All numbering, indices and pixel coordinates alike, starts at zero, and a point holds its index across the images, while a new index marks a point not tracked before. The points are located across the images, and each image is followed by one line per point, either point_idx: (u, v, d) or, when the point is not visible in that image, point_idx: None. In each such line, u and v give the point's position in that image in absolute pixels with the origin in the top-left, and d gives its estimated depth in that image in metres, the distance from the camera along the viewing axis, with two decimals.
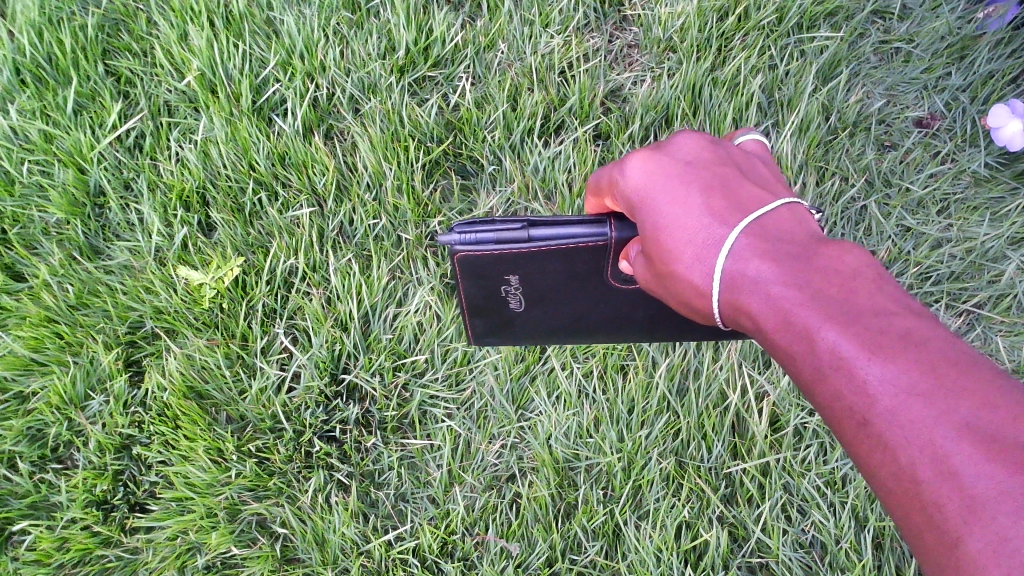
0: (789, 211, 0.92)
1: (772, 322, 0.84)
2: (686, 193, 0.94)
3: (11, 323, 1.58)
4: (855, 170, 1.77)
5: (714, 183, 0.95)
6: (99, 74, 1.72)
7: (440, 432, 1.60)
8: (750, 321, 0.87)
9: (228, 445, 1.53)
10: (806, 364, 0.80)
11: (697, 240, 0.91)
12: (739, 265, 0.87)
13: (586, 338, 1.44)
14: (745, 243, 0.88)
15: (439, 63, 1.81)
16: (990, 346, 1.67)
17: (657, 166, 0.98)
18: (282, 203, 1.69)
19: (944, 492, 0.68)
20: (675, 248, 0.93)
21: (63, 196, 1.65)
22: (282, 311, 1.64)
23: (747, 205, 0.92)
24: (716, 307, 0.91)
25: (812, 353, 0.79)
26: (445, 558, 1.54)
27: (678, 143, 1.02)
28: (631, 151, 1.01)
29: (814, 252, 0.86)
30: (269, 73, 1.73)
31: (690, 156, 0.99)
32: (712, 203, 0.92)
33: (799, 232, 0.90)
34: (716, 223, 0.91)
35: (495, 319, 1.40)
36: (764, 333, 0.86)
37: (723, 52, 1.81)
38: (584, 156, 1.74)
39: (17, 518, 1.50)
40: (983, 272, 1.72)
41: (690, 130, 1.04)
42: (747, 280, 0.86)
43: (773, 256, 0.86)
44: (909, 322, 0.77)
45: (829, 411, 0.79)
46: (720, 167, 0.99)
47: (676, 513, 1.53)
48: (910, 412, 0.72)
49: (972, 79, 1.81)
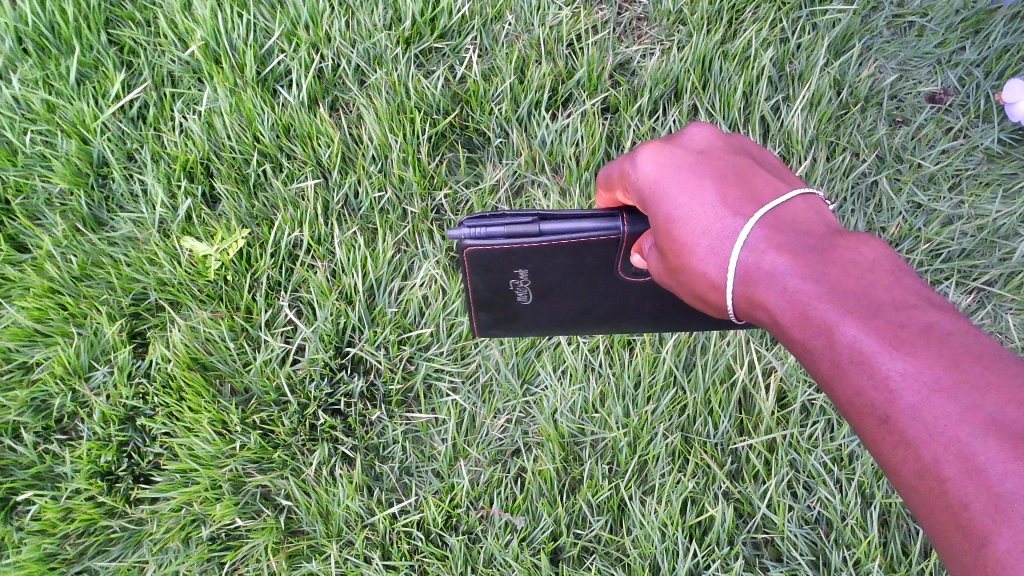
0: (805, 201, 0.90)
1: (789, 316, 0.82)
2: (700, 184, 0.92)
3: (14, 294, 1.58)
4: (866, 145, 1.74)
5: (728, 175, 0.93)
6: (102, 43, 1.70)
7: (445, 406, 1.60)
8: (766, 314, 0.86)
9: (233, 417, 1.52)
10: (825, 358, 0.79)
11: (707, 232, 0.89)
12: (755, 258, 0.86)
13: (591, 329, 1.43)
14: (761, 235, 0.86)
15: (446, 34, 1.78)
16: (1000, 324, 1.66)
17: (670, 157, 0.96)
18: (287, 174, 1.68)
19: (969, 490, 0.67)
20: (688, 241, 0.91)
21: (66, 166, 1.64)
22: (286, 283, 1.64)
23: (762, 196, 0.91)
24: (731, 301, 0.89)
25: (830, 348, 0.78)
26: (450, 532, 1.54)
27: (690, 135, 1.00)
28: (642, 143, 0.99)
29: (831, 243, 0.84)
30: (274, 43, 1.71)
31: (702, 148, 0.98)
32: (727, 194, 0.91)
33: (815, 223, 0.88)
34: (731, 215, 0.89)
35: (505, 313, 1.38)
36: (781, 327, 0.84)
37: (734, 24, 1.78)
38: (592, 129, 1.71)
39: (21, 488, 1.51)
40: (994, 250, 1.69)
41: (701, 122, 1.03)
42: (763, 274, 0.85)
43: (790, 248, 0.84)
44: (932, 315, 0.75)
45: (848, 407, 0.77)
46: (733, 157, 0.97)
47: (682, 487, 1.52)
48: (933, 407, 0.70)
49: (986, 54, 1.77)
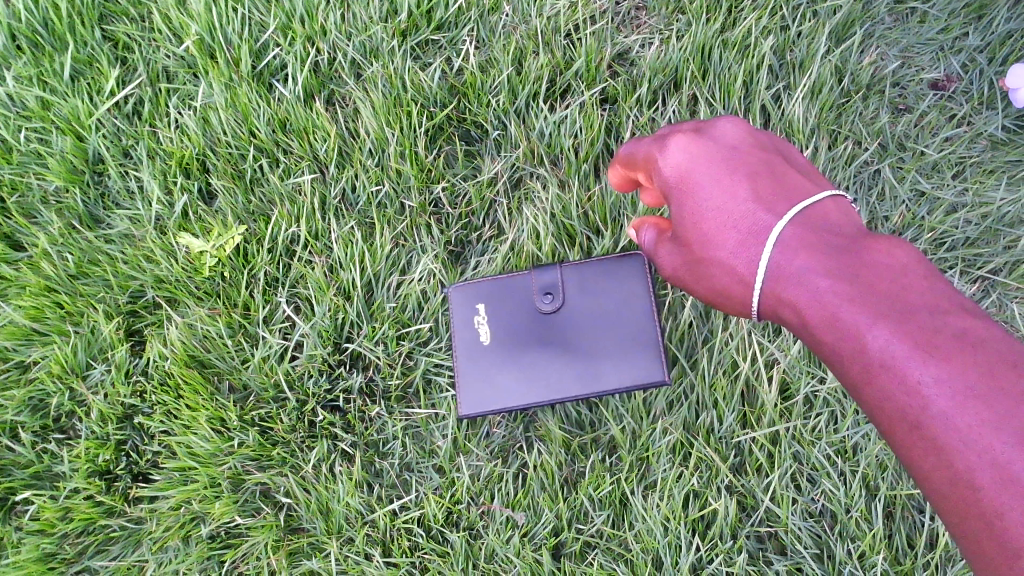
0: (835, 201, 0.95)
1: (819, 317, 0.86)
2: (732, 181, 0.98)
3: (11, 293, 1.58)
4: (868, 133, 1.72)
5: (760, 172, 0.99)
6: (96, 39, 1.68)
7: (445, 403, 1.58)
8: (793, 311, 0.90)
9: (231, 414, 1.51)
10: (855, 362, 0.83)
11: (733, 226, 0.96)
12: (786, 257, 0.90)
13: (551, 374, 1.49)
14: (793, 233, 0.91)
15: (442, 26, 1.76)
16: (1006, 312, 1.61)
17: (701, 149, 1.01)
18: (283, 169, 1.67)
19: (1006, 500, 0.70)
20: (715, 236, 0.97)
21: (61, 163, 1.63)
22: (284, 279, 1.62)
23: (793, 194, 0.96)
24: (758, 297, 0.94)
25: (860, 351, 0.82)
26: (451, 528, 1.53)
27: (720, 126, 1.05)
28: (673, 133, 1.04)
29: (862, 245, 0.88)
30: (269, 37, 1.70)
31: (732, 141, 1.03)
32: (759, 191, 0.96)
33: (845, 222, 0.92)
34: (763, 211, 0.94)
35: (485, 396, 1.51)
36: (808, 326, 0.88)
37: (734, 13, 1.75)
38: (591, 120, 1.68)
39: (21, 489, 1.50)
40: (999, 238, 1.66)
41: (732, 116, 1.08)
42: (790, 271, 0.90)
43: (819, 248, 0.89)
44: (964, 320, 0.78)
45: (877, 409, 0.82)
46: (764, 153, 1.02)
47: (684, 481, 1.51)
48: (966, 416, 0.73)
49: (990, 39, 1.75)
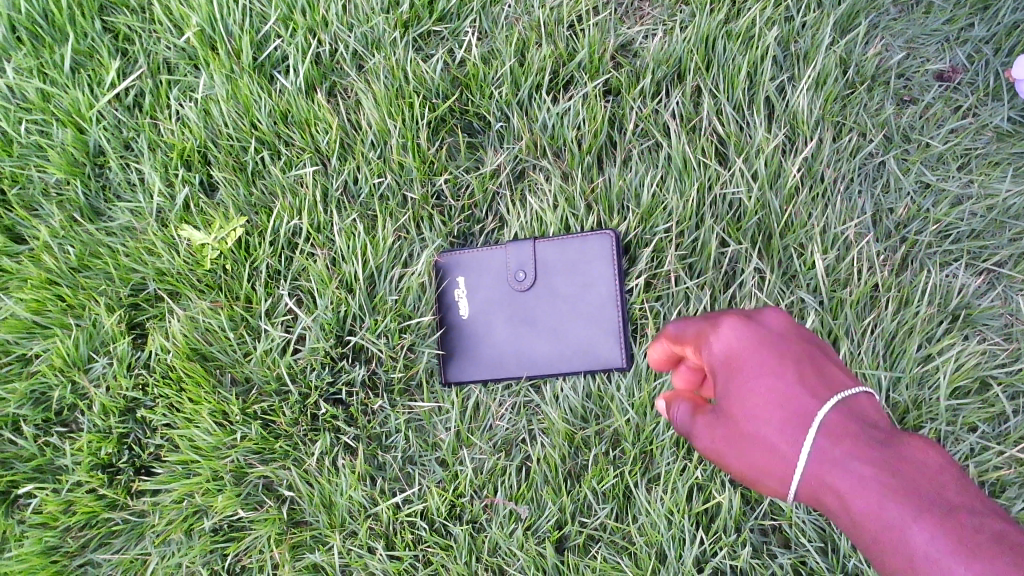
0: (870, 400, 0.95)
1: (861, 507, 0.85)
2: (782, 368, 0.97)
3: (12, 286, 1.58)
4: (873, 125, 1.70)
5: (806, 366, 0.98)
6: (95, 30, 1.67)
7: (448, 396, 1.60)
8: (833, 501, 0.88)
9: (233, 407, 1.51)
10: (896, 557, 0.81)
11: (773, 396, 0.96)
12: (830, 447, 0.89)
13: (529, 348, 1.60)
14: (835, 427, 0.90)
15: (444, 17, 1.75)
16: (1011, 305, 1.59)
17: (750, 333, 1.01)
18: (285, 162, 1.66)
19: None
20: (751, 396, 0.97)
21: (62, 155, 1.62)
22: (286, 272, 1.62)
23: (835, 386, 0.96)
24: (796, 487, 0.92)
25: (903, 547, 0.80)
26: (454, 521, 1.53)
27: (766, 317, 1.06)
28: (724, 314, 1.04)
29: (902, 448, 0.88)
30: (270, 29, 1.69)
31: (777, 328, 1.04)
32: (805, 380, 0.96)
33: (884, 424, 0.93)
34: (809, 397, 0.94)
35: (467, 363, 1.62)
36: (850, 516, 0.86)
37: (738, 3, 1.73)
38: (594, 112, 1.67)
39: (22, 482, 1.52)
40: (1004, 231, 1.64)
41: (777, 309, 1.09)
42: (830, 460, 0.89)
43: (864, 447, 0.88)
44: (1004, 529, 0.78)
45: None
46: (810, 347, 1.03)
47: (688, 475, 1.50)
48: None
49: (995, 30, 1.73)
